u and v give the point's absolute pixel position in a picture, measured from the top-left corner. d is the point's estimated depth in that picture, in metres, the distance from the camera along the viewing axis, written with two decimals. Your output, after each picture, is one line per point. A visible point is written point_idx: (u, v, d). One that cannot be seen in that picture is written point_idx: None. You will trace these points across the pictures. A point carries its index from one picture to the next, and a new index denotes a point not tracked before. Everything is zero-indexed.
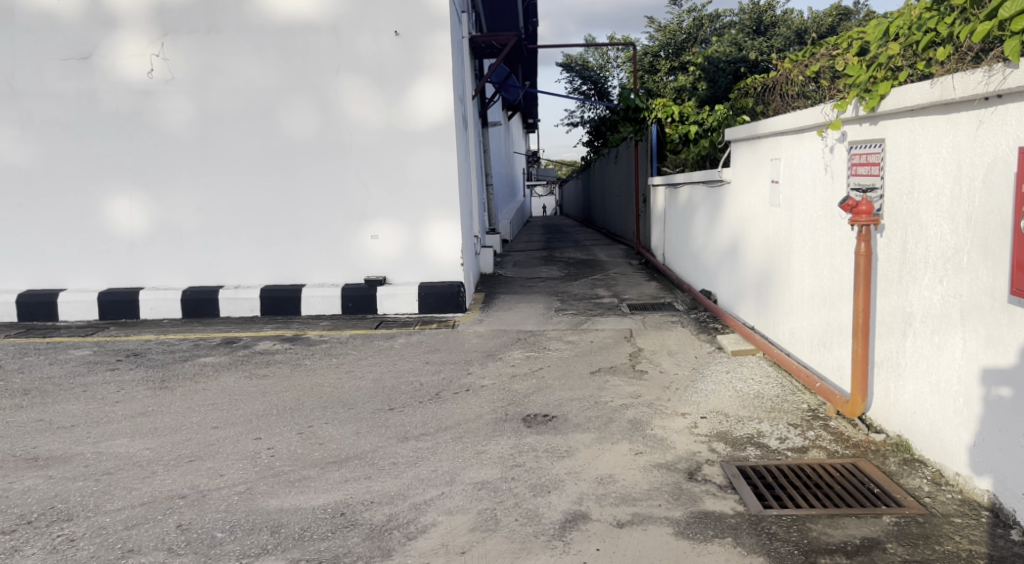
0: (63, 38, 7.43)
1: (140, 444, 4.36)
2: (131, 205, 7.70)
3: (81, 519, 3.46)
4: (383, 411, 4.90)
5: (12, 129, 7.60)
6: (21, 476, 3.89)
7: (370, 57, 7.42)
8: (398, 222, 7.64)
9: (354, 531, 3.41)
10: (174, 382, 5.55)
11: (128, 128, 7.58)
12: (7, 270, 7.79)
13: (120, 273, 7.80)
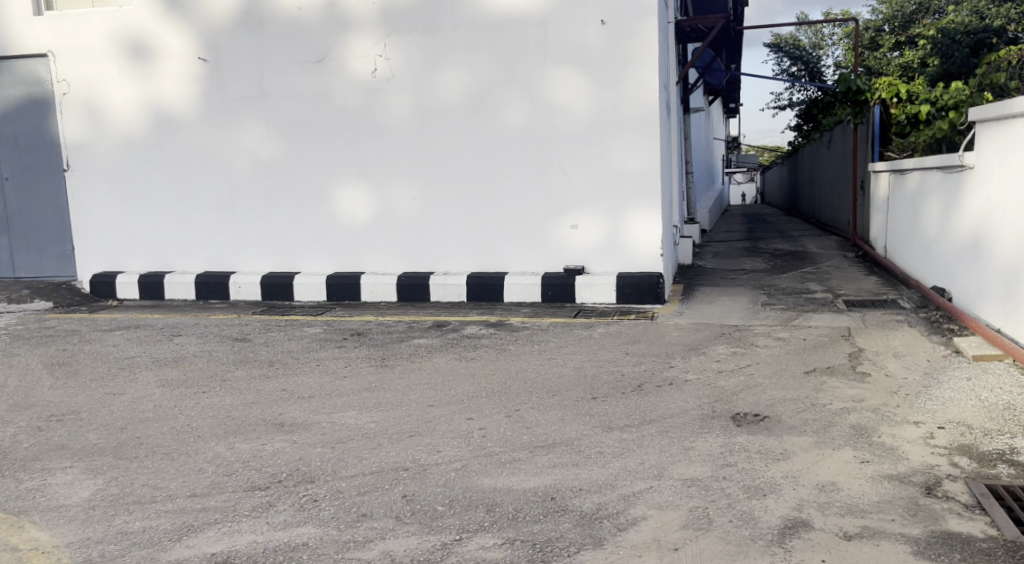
0: (303, 43, 8.11)
1: (367, 417, 4.68)
2: (355, 195, 8.27)
3: (322, 482, 3.75)
4: (587, 399, 4.95)
5: (259, 127, 8.37)
6: (271, 439, 4.28)
7: (578, 47, 7.47)
8: (598, 212, 7.65)
9: (565, 517, 3.47)
10: (393, 360, 5.92)
11: (354, 124, 8.13)
12: (252, 253, 8.62)
13: (344, 258, 8.40)
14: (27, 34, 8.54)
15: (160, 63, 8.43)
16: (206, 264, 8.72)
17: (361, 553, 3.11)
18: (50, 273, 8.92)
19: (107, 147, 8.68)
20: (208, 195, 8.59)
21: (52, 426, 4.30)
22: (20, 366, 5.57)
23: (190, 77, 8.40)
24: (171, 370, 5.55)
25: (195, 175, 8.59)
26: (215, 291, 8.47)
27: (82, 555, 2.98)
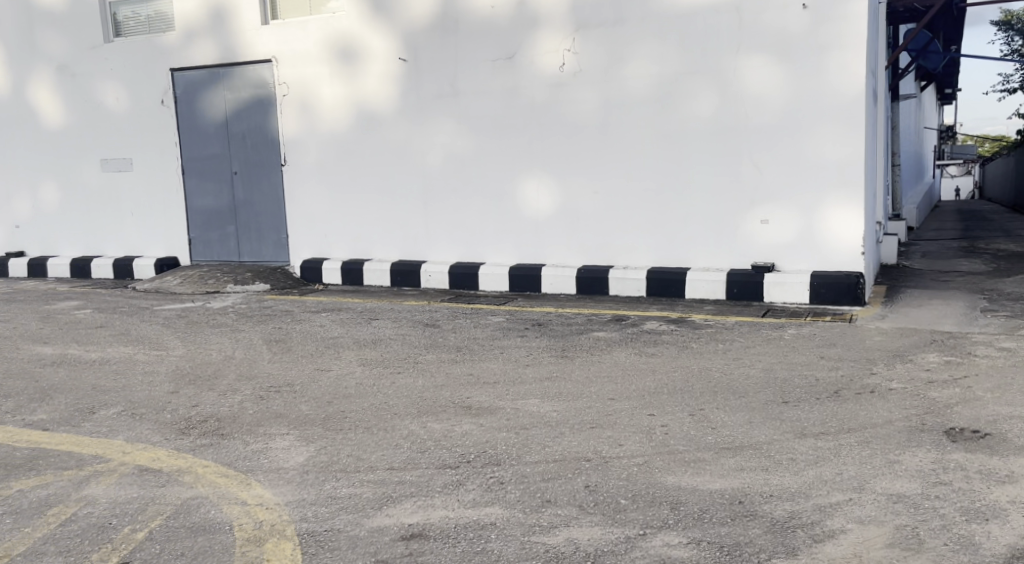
0: (494, 41, 8.30)
1: (549, 405, 4.73)
2: (539, 188, 8.37)
3: (507, 466, 3.83)
4: (777, 403, 4.74)
5: (450, 123, 8.65)
6: (459, 420, 4.43)
7: (774, 35, 7.15)
8: (791, 206, 7.33)
9: (754, 522, 3.32)
10: (574, 352, 5.95)
11: (541, 118, 8.22)
12: (442, 244, 8.95)
13: (527, 250, 8.53)
14: (254, 41, 9.32)
15: (364, 63, 8.90)
16: (399, 253, 9.16)
17: (546, 538, 3.10)
18: (268, 259, 9.74)
19: (316, 142, 9.27)
20: (403, 187, 9.00)
21: (270, 396, 4.69)
22: (241, 340, 6.12)
23: (389, 76, 8.81)
24: (370, 350, 5.89)
25: (392, 169, 9.01)
26: (408, 278, 8.85)
27: (298, 514, 3.13)
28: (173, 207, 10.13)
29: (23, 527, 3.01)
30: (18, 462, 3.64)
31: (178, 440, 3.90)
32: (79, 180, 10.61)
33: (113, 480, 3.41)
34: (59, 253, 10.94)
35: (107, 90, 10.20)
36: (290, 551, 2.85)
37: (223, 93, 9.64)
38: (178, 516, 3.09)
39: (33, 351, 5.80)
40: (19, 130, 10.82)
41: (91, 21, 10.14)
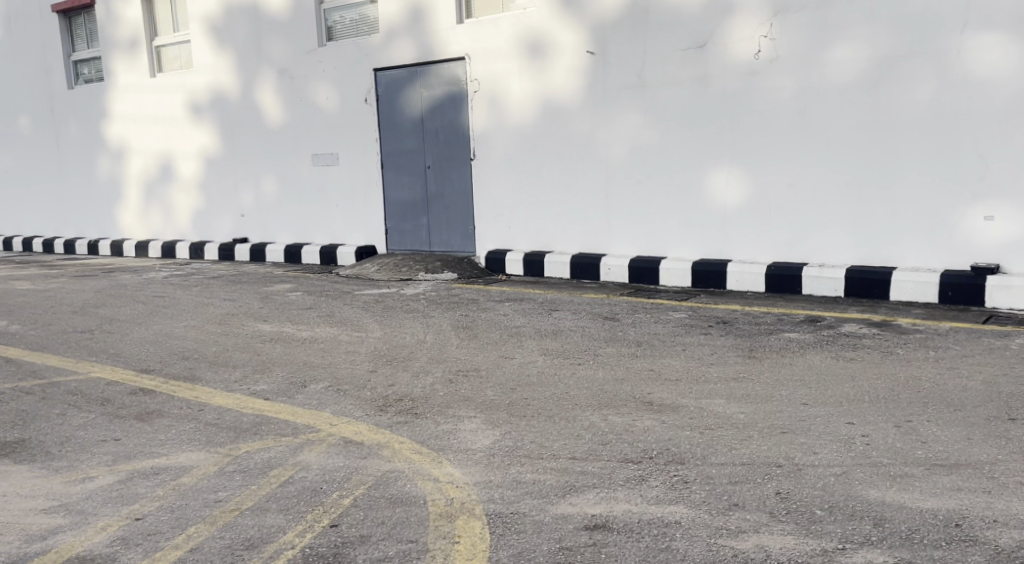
0: (686, 29, 8.11)
1: (735, 407, 4.53)
2: (728, 180, 8.12)
3: (692, 465, 3.61)
4: (1000, 419, 4.33)
5: (637, 115, 8.54)
6: (641, 415, 4.31)
7: (1009, 11, 6.53)
8: (1019, 200, 6.71)
9: (975, 549, 2.87)
10: (763, 353, 5.73)
11: (733, 109, 7.96)
12: (624, 237, 8.87)
13: (712, 244, 8.31)
14: (449, 40, 9.70)
15: (553, 57, 8.98)
16: (580, 245, 9.19)
17: (734, 542, 2.91)
18: (456, 249, 10.14)
19: (504, 136, 9.49)
20: (587, 180, 9.00)
21: (459, 379, 4.89)
22: (432, 326, 6.41)
23: (576, 69, 8.83)
24: (552, 340, 5.97)
25: (577, 162, 9.03)
26: (589, 271, 8.82)
27: (486, 495, 3.24)
28: (375, 198, 10.75)
29: (250, 485, 3.33)
30: (245, 426, 4.04)
31: (378, 416, 4.15)
32: (293, 173, 11.51)
33: (323, 449, 3.69)
34: (275, 240, 11.94)
35: (319, 90, 10.99)
36: (480, 529, 2.96)
37: (419, 90, 10.11)
38: (380, 486, 3.30)
39: (253, 327, 6.39)
40: (245, 128, 11.91)
41: (308, 26, 10.97)
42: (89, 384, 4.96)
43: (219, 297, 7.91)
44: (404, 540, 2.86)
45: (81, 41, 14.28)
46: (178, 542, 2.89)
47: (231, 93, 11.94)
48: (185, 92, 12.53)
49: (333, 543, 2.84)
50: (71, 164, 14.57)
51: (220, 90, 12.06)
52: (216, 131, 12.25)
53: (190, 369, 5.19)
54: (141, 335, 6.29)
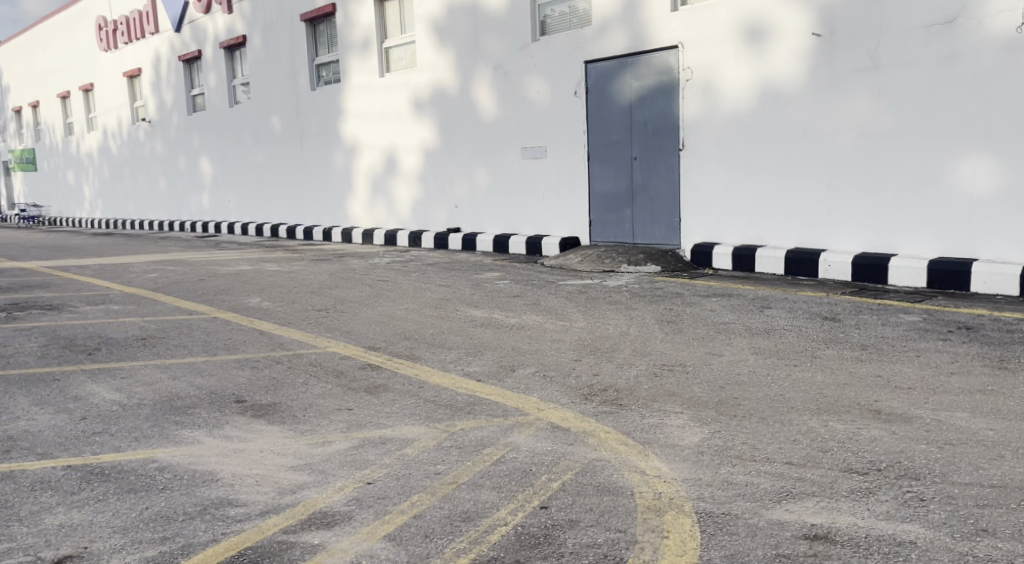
0: (931, 4, 7.43)
1: (982, 422, 4.06)
2: (976, 169, 7.34)
3: (929, 482, 3.28)
4: None
5: (869, 100, 7.96)
6: (868, 424, 3.99)
7: None
8: None
9: None
10: (1013, 365, 5.15)
11: (985, 89, 7.19)
12: (848, 232, 8.32)
13: (952, 242, 7.59)
14: (663, 29, 9.55)
15: (775, 41, 8.57)
16: (797, 241, 8.75)
17: None
18: (660, 241, 10.02)
19: (717, 126, 9.22)
20: (808, 171, 8.52)
21: (665, 374, 4.82)
22: (637, 318, 6.37)
23: (801, 53, 8.37)
24: (765, 340, 5.72)
25: (797, 152, 8.58)
26: (806, 268, 8.36)
27: (696, 492, 3.17)
28: (581, 190, 10.85)
29: (466, 461, 3.47)
30: (460, 404, 4.22)
31: (584, 405, 4.19)
32: (504, 166, 11.85)
33: (532, 432, 3.78)
34: (484, 230, 12.38)
35: (531, 84, 11.23)
36: (690, 527, 2.90)
37: (630, 81, 10.04)
38: (587, 473, 3.32)
39: (465, 312, 6.66)
40: (461, 122, 12.42)
41: (523, 22, 11.23)
42: (325, 357, 5.40)
43: (435, 282, 8.33)
44: (613, 529, 2.87)
45: (321, 45, 15.51)
46: (402, 508, 3.08)
47: (450, 89, 12.48)
48: (409, 89, 13.27)
49: (544, 524, 2.91)
50: (310, 158, 15.92)
51: (440, 86, 12.65)
52: (435, 125, 12.88)
53: (411, 348, 5.51)
54: (368, 315, 6.76)
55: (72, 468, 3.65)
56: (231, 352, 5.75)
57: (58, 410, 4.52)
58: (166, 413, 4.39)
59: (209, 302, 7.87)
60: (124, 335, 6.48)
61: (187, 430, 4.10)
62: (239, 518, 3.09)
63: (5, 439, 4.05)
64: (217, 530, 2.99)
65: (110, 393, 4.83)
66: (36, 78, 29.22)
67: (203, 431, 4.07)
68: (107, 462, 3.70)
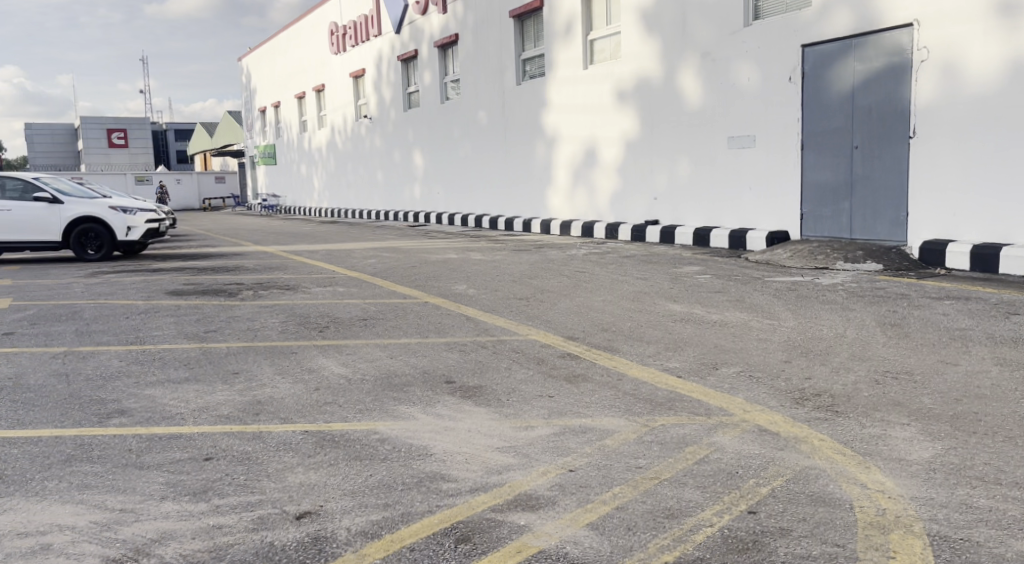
0: None
1: None
2: None
3: None
4: None
5: None
6: None
7: None
8: None
9: None
10: None
11: None
12: None
13: None
14: (896, 6, 8.83)
15: None
16: None
17: None
18: (882, 237, 9.30)
19: (959, 110, 8.38)
20: None
21: (886, 381, 4.45)
22: (855, 320, 5.93)
23: None
24: (1008, 350, 5.12)
25: None
26: None
27: (927, 512, 2.89)
28: (792, 182, 10.32)
29: (668, 457, 3.39)
30: (661, 399, 4.14)
31: (795, 409, 3.96)
32: (709, 156, 11.51)
33: (738, 433, 3.63)
34: (685, 222, 12.11)
35: (741, 71, 10.80)
36: (920, 549, 2.65)
37: (853, 64, 9.38)
38: (800, 481, 3.13)
39: (666, 306, 6.53)
40: (665, 112, 12.18)
41: (736, 7, 10.80)
42: (528, 344, 5.49)
43: (635, 275, 8.23)
44: (830, 542, 2.69)
45: (529, 40, 15.79)
46: (605, 498, 3.07)
47: (655, 78, 12.27)
48: (613, 79, 13.19)
49: (752, 529, 2.79)
50: (514, 151, 16.28)
51: (646, 76, 12.47)
52: (638, 115, 12.71)
53: (612, 340, 5.48)
54: (569, 305, 6.80)
55: (309, 433, 3.95)
56: (441, 335, 5.99)
57: (295, 379, 4.93)
58: (384, 389, 4.66)
59: (422, 287, 8.27)
60: (348, 315, 6.96)
61: (403, 406, 4.32)
62: (451, 492, 3.23)
63: (253, 402, 4.46)
64: (431, 502, 3.15)
65: (338, 367, 5.19)
66: (277, 81, 32.12)
67: (417, 409, 4.27)
68: (337, 430, 3.98)
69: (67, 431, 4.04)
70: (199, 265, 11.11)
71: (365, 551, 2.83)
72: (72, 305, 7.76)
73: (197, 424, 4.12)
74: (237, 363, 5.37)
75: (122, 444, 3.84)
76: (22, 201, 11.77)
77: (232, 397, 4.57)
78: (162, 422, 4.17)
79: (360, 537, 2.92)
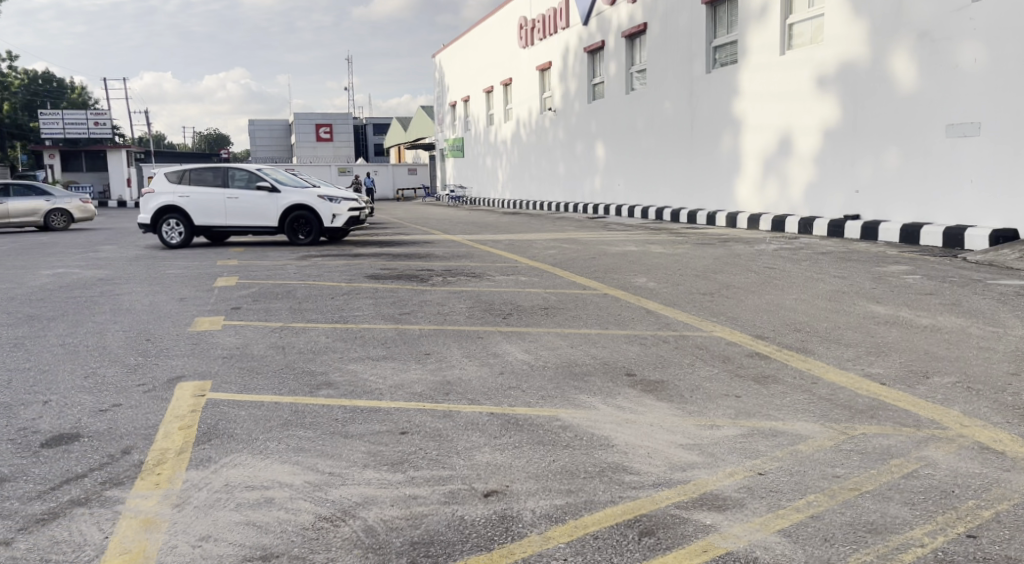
0: None
1: None
2: None
3: None
4: None
5: None
6: None
7: None
8: None
9: None
10: None
11: None
12: None
13: None
14: None
15: None
16: None
17: None
18: None
19: None
20: None
21: None
22: None
23: None
24: None
25: None
26: None
27: None
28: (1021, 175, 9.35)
29: (870, 468, 3.17)
30: (861, 407, 3.88)
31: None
32: (924, 146, 10.68)
33: (953, 449, 3.33)
34: (891, 218, 11.31)
35: (965, 53, 9.91)
36: None
37: None
38: None
39: (865, 307, 6.13)
40: (873, 99, 11.41)
41: None
42: (713, 341, 5.33)
43: (830, 274, 7.78)
44: None
45: (720, 27, 15.28)
46: (799, 506, 2.93)
47: (863, 63, 11.51)
48: (814, 65, 12.51)
49: (971, 555, 2.56)
50: (701, 142, 15.86)
51: (852, 60, 11.73)
52: (842, 102, 11.99)
53: (805, 341, 5.22)
54: (757, 302, 6.54)
55: (495, 415, 4.06)
56: (623, 327, 5.95)
57: (481, 362, 5.08)
58: (567, 377, 4.69)
59: (603, 279, 8.25)
60: (530, 303, 7.07)
61: (584, 395, 4.33)
62: (634, 484, 3.20)
63: (443, 383, 4.64)
64: (614, 492, 3.14)
65: (521, 353, 5.29)
66: (467, 75, 33.16)
67: (598, 399, 4.26)
68: (522, 414, 4.05)
69: (283, 398, 4.39)
70: (393, 252, 11.70)
71: (550, 534, 2.86)
72: (285, 284, 8.41)
73: (393, 400, 4.34)
74: (429, 344, 5.61)
75: (329, 414, 4.12)
76: (247, 188, 12.85)
77: (424, 377, 4.78)
78: (363, 395, 4.42)
79: (545, 521, 2.96)
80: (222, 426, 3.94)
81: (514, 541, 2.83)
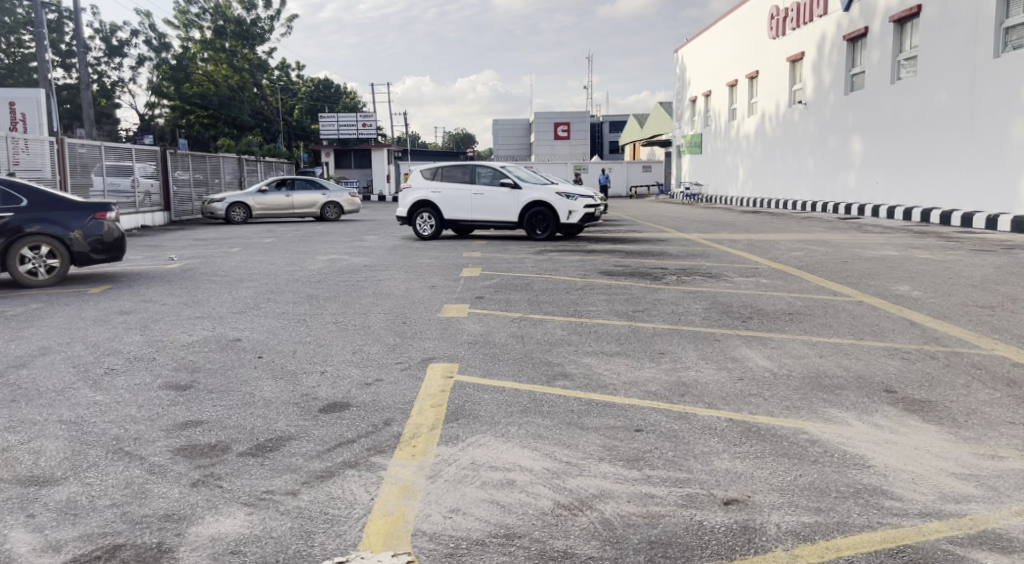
0: None
1: None
2: None
3: None
4: None
5: None
6: None
7: None
8: None
9: None
10: None
11: None
12: None
13: None
14: None
15: None
16: None
17: None
18: None
19: None
20: None
21: None
22: None
23: None
24: None
25: None
26: None
27: None
28: None
29: None
30: None
31: None
32: None
33: None
34: None
35: None
36: None
37: None
38: None
39: None
40: None
41: None
42: (993, 362, 4.76)
43: None
44: None
45: (1013, 6, 13.47)
46: None
47: None
48: None
49: None
50: (982, 138, 14.28)
51: None
52: None
53: None
54: None
55: (734, 421, 3.90)
56: (880, 338, 5.50)
57: (720, 366, 4.91)
58: (814, 388, 4.40)
59: (857, 285, 7.67)
60: (773, 308, 6.73)
61: (836, 410, 4.04)
62: (896, 511, 2.93)
63: (680, 384, 4.54)
64: (873, 517, 2.89)
65: (763, 359, 5.05)
66: (711, 70, 32.22)
67: (852, 415, 3.95)
68: (763, 423, 3.86)
69: (522, 385, 4.51)
70: (628, 249, 11.67)
71: (798, 552, 2.69)
72: (524, 277, 8.65)
73: (628, 396, 4.31)
74: (664, 344, 5.51)
75: (566, 404, 4.18)
76: (492, 185, 13.43)
77: (659, 376, 4.71)
78: (600, 389, 4.43)
79: (792, 537, 2.78)
80: (468, 407, 4.12)
81: (757, 553, 2.70)
